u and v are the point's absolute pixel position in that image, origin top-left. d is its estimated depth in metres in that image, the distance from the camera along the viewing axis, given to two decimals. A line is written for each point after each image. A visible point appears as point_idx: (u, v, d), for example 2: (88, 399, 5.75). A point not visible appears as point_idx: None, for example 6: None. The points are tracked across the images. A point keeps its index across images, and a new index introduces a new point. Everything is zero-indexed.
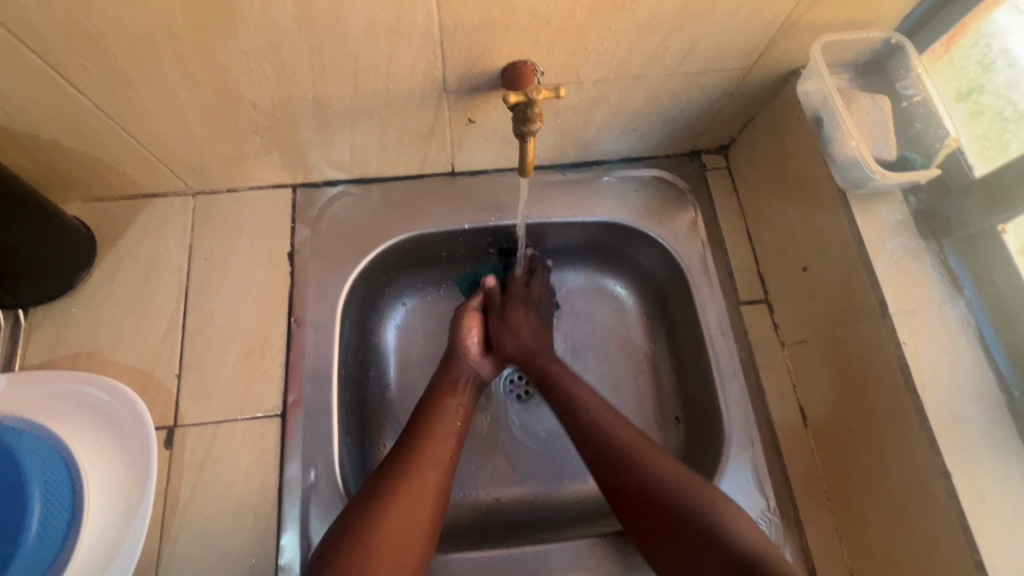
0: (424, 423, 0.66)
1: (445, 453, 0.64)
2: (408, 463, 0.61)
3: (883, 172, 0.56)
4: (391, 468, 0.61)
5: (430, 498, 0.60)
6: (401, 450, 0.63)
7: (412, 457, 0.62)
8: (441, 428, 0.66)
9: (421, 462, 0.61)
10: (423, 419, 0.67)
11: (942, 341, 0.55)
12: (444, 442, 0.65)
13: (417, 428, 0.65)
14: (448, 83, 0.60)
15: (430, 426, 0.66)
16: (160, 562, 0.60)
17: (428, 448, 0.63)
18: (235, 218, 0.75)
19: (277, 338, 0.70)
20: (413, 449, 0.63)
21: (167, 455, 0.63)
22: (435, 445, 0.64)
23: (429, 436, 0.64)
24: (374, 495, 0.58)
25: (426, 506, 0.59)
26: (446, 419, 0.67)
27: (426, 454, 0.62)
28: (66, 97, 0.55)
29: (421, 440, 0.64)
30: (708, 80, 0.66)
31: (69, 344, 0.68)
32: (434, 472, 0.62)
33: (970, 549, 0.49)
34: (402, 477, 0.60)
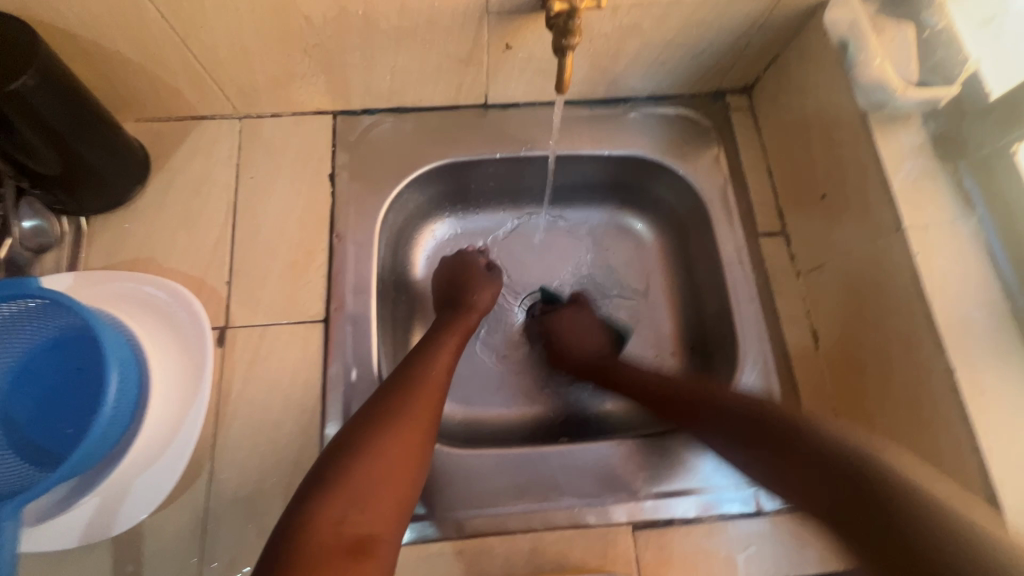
0: (415, 366, 0.64)
1: (439, 394, 0.62)
2: (402, 400, 0.59)
3: (905, 88, 0.60)
4: (373, 415, 0.58)
5: (424, 437, 0.59)
6: (391, 389, 0.61)
7: (406, 396, 0.60)
8: (434, 371, 0.64)
9: (415, 402, 0.60)
10: (413, 363, 0.64)
11: (954, 254, 0.58)
12: (437, 386, 0.63)
13: (408, 371, 0.63)
14: (490, 2, 0.63)
15: (422, 370, 0.64)
16: (215, 444, 0.65)
17: (422, 389, 0.61)
18: (279, 141, 0.79)
19: (319, 252, 0.74)
20: (408, 388, 0.61)
21: (220, 352, 0.69)
22: (430, 381, 0.63)
23: (421, 379, 0.62)
24: (368, 430, 0.56)
25: (421, 446, 0.58)
26: (439, 363, 0.65)
27: (420, 393, 0.61)
28: (134, 4, 0.59)
29: (415, 381, 0.62)
30: (739, 9, 0.68)
31: (127, 250, 0.73)
32: (428, 412, 0.60)
33: (970, 439, 0.53)
34: (398, 414, 0.58)
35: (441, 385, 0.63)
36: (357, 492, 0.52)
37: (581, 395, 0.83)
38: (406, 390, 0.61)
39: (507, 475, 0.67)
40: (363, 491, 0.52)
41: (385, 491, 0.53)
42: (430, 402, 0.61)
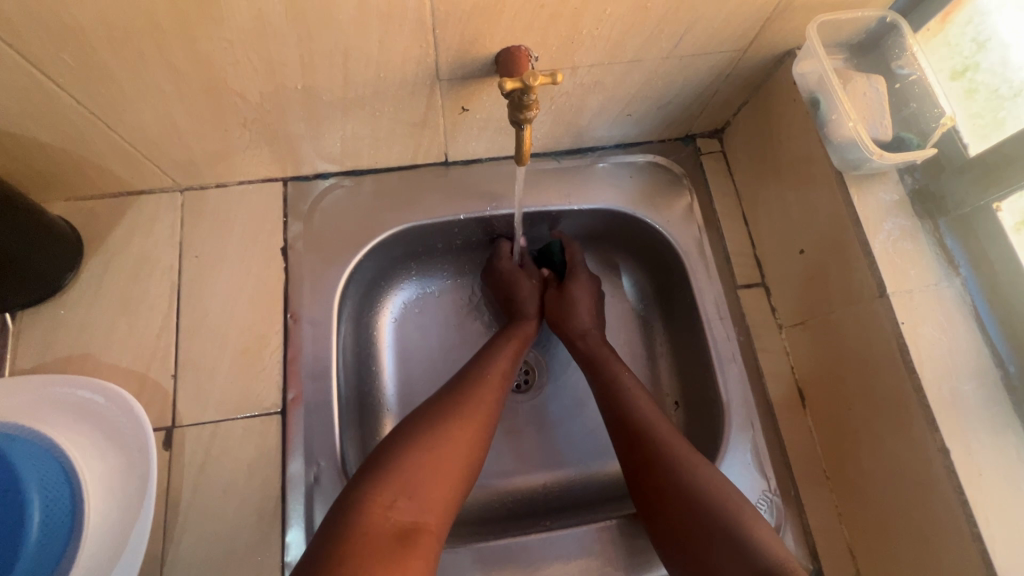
0: (475, 369, 0.65)
1: (495, 396, 0.63)
2: (462, 397, 0.61)
3: (882, 153, 0.56)
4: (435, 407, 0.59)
5: (478, 440, 0.59)
6: (450, 394, 0.61)
7: (461, 398, 0.61)
8: (492, 374, 0.65)
9: (472, 405, 0.60)
10: (470, 367, 0.65)
11: (939, 320, 0.55)
12: (495, 393, 0.63)
13: (467, 375, 0.64)
14: (441, 70, 0.59)
15: (480, 373, 0.64)
16: (164, 562, 0.60)
17: (480, 390, 0.62)
18: (226, 213, 0.73)
19: (273, 335, 0.69)
20: (464, 391, 0.62)
21: (167, 456, 0.63)
22: (491, 381, 0.64)
23: (481, 381, 0.63)
24: (424, 427, 0.57)
25: (473, 448, 0.58)
26: (498, 366, 0.66)
27: (481, 393, 0.62)
28: (45, 93, 0.53)
29: (474, 384, 0.63)
30: (703, 63, 0.65)
31: (60, 346, 0.67)
32: (484, 416, 0.60)
33: (969, 523, 0.50)
34: (454, 414, 0.59)
35: (497, 388, 0.64)
36: (409, 479, 0.52)
37: (565, 461, 0.79)
38: (464, 391, 0.62)
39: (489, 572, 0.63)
40: (415, 481, 0.52)
41: (435, 487, 0.53)
42: (487, 404, 0.61)
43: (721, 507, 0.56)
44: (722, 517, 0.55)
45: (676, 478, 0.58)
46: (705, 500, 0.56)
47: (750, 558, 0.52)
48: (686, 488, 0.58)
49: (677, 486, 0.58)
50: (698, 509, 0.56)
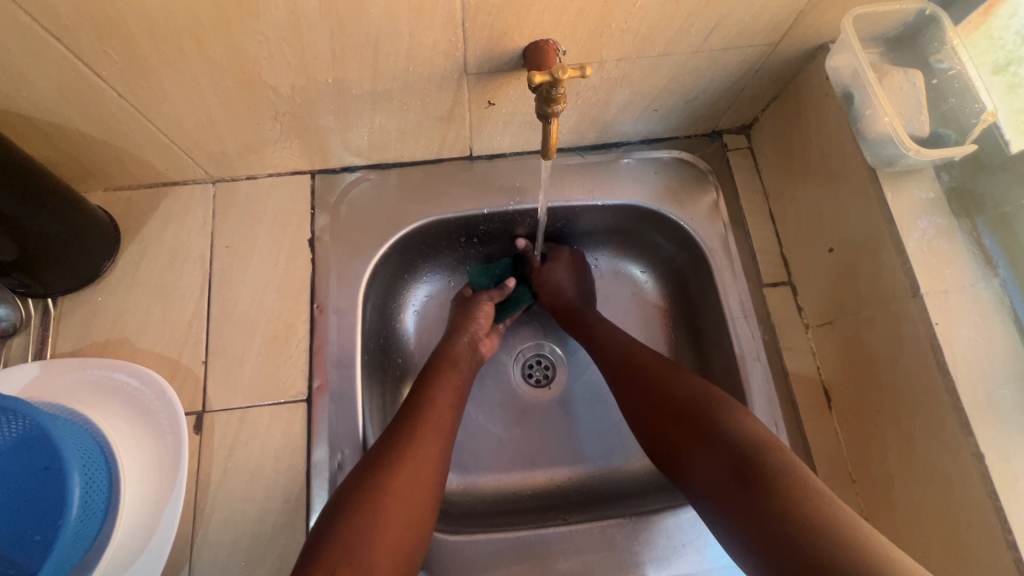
0: (416, 411, 0.63)
1: (440, 438, 0.62)
2: (404, 444, 0.59)
3: (918, 149, 0.55)
4: (375, 457, 0.58)
5: (425, 486, 0.58)
6: (392, 437, 0.60)
7: (405, 442, 0.59)
8: (434, 414, 0.63)
9: (414, 448, 0.59)
10: (416, 404, 0.64)
11: (975, 322, 0.54)
12: (437, 433, 0.62)
13: (409, 415, 0.63)
14: (469, 64, 0.59)
15: (420, 415, 0.63)
16: (194, 542, 0.61)
17: (421, 432, 0.61)
18: (256, 205, 0.75)
19: (300, 325, 0.70)
20: (406, 434, 0.60)
21: (197, 440, 0.65)
22: (430, 421, 0.62)
23: (421, 423, 0.62)
24: (366, 482, 0.56)
25: (421, 494, 0.57)
26: (439, 406, 0.64)
27: (420, 437, 0.60)
28: (89, 85, 0.55)
29: (414, 426, 0.61)
30: (733, 56, 0.64)
31: (98, 331, 0.69)
32: (428, 460, 0.59)
33: (1002, 530, 0.48)
34: (395, 462, 0.57)
35: (440, 429, 0.62)
36: (355, 543, 0.52)
37: (582, 456, 0.79)
38: (406, 433, 0.60)
39: (507, 563, 0.64)
40: (360, 542, 0.52)
41: (383, 543, 0.53)
42: (430, 447, 0.60)
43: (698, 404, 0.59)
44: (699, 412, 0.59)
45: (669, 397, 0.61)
46: (694, 406, 0.59)
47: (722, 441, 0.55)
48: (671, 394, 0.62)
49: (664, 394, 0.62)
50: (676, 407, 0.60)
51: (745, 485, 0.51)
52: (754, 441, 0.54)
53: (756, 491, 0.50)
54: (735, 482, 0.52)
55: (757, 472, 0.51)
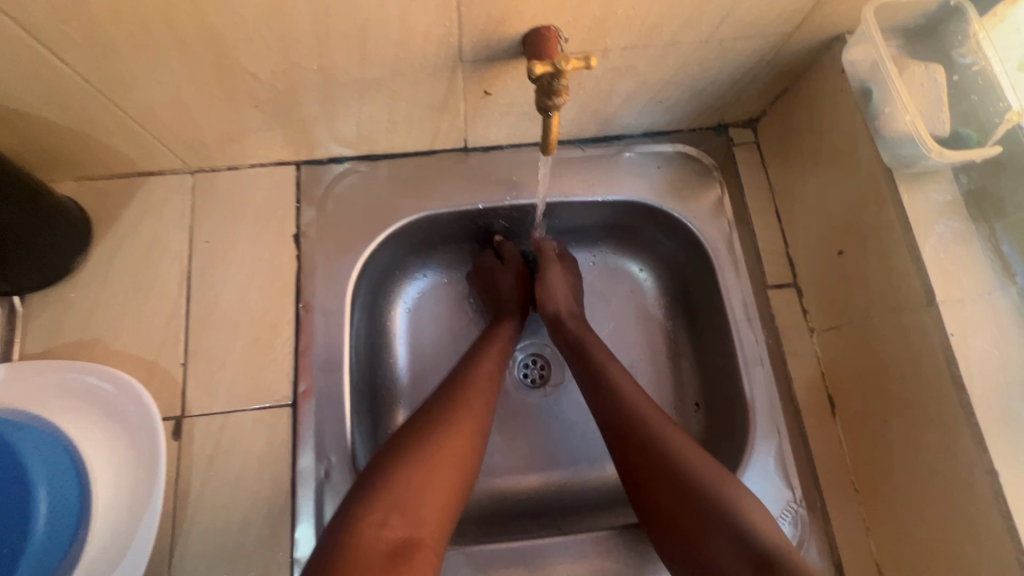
0: (461, 378, 0.63)
1: (484, 402, 0.61)
2: (450, 405, 0.59)
3: (940, 150, 0.52)
4: (422, 417, 0.58)
5: (471, 447, 0.57)
6: (438, 401, 0.60)
7: (453, 404, 0.59)
8: (479, 380, 0.63)
9: (460, 409, 0.59)
10: (462, 372, 0.64)
11: (993, 332, 0.51)
12: (483, 397, 0.61)
13: (456, 379, 0.63)
14: (464, 51, 0.55)
15: (468, 378, 0.63)
16: (173, 553, 0.59)
17: (469, 398, 0.60)
18: (237, 198, 0.71)
19: (285, 325, 0.67)
20: (452, 398, 0.60)
21: (176, 447, 0.62)
22: (476, 385, 0.62)
23: (469, 388, 0.61)
24: (414, 436, 0.55)
25: (467, 451, 0.56)
26: (483, 373, 0.64)
27: (468, 399, 0.60)
28: (50, 68, 0.51)
29: (459, 391, 0.61)
30: (745, 46, 0.60)
31: (69, 331, 0.65)
32: (475, 421, 0.59)
33: (1015, 551, 0.47)
34: (445, 423, 0.56)
35: (487, 392, 0.62)
36: (401, 497, 0.50)
37: (578, 459, 0.77)
38: (452, 396, 0.60)
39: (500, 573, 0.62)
40: (409, 496, 0.50)
41: (429, 498, 0.51)
42: (475, 409, 0.60)
43: (703, 483, 0.54)
44: (704, 496, 0.53)
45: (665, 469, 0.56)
46: (701, 490, 0.54)
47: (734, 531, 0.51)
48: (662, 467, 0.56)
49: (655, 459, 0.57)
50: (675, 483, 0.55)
51: None
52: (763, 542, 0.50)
53: None
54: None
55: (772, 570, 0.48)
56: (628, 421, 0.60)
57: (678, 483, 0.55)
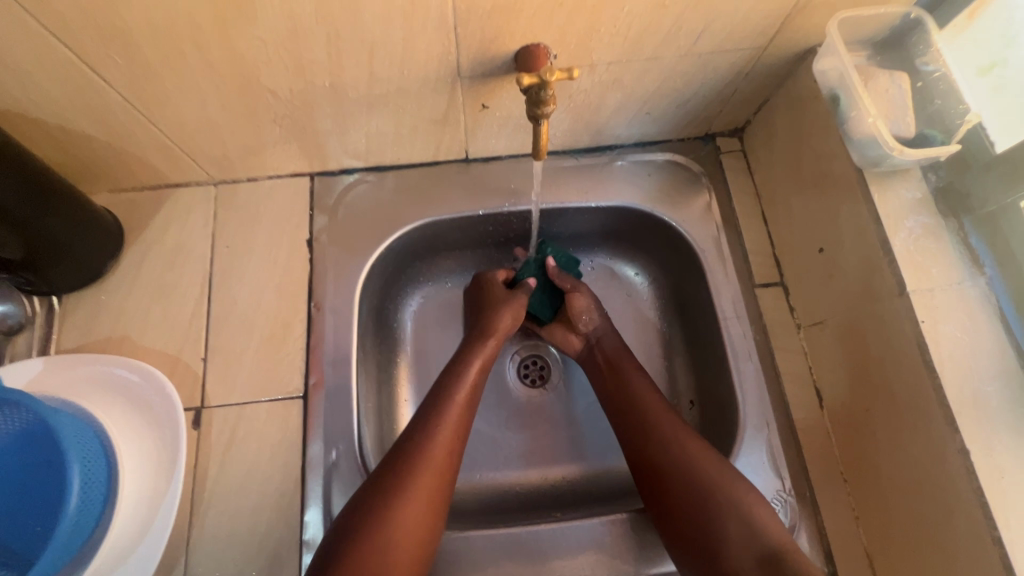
0: (417, 440, 0.61)
1: (440, 479, 0.60)
2: (404, 471, 0.59)
3: (902, 149, 0.56)
4: (377, 484, 0.58)
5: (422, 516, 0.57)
6: (393, 466, 0.59)
7: (406, 473, 0.59)
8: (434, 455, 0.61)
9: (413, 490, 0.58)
10: (420, 429, 0.63)
11: (961, 319, 0.54)
12: (440, 466, 0.61)
13: (413, 436, 0.62)
14: (462, 68, 0.61)
15: (425, 439, 0.61)
16: (190, 534, 0.63)
17: (425, 464, 0.60)
18: (256, 207, 0.77)
19: (297, 323, 0.72)
20: (407, 467, 0.59)
21: (196, 435, 0.66)
22: (434, 453, 0.61)
23: (427, 448, 0.61)
24: (367, 509, 0.56)
25: (419, 522, 0.57)
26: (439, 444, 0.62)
27: (422, 466, 0.59)
28: (94, 88, 0.57)
29: (416, 459, 0.60)
30: (722, 60, 0.65)
31: (101, 329, 0.71)
32: (427, 494, 0.58)
33: (988, 526, 0.49)
34: (397, 496, 0.57)
35: (445, 455, 0.61)
36: None
37: (576, 455, 0.79)
38: (406, 473, 0.59)
39: (499, 559, 0.64)
40: (359, 573, 0.52)
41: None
42: (428, 489, 0.59)
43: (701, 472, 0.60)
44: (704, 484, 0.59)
45: (669, 465, 0.62)
46: (702, 479, 0.59)
47: (738, 524, 0.57)
48: (668, 460, 0.62)
49: (662, 454, 0.63)
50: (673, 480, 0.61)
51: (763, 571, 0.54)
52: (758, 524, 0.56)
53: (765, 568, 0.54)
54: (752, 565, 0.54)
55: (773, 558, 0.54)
56: (638, 422, 0.66)
57: (683, 478, 0.60)
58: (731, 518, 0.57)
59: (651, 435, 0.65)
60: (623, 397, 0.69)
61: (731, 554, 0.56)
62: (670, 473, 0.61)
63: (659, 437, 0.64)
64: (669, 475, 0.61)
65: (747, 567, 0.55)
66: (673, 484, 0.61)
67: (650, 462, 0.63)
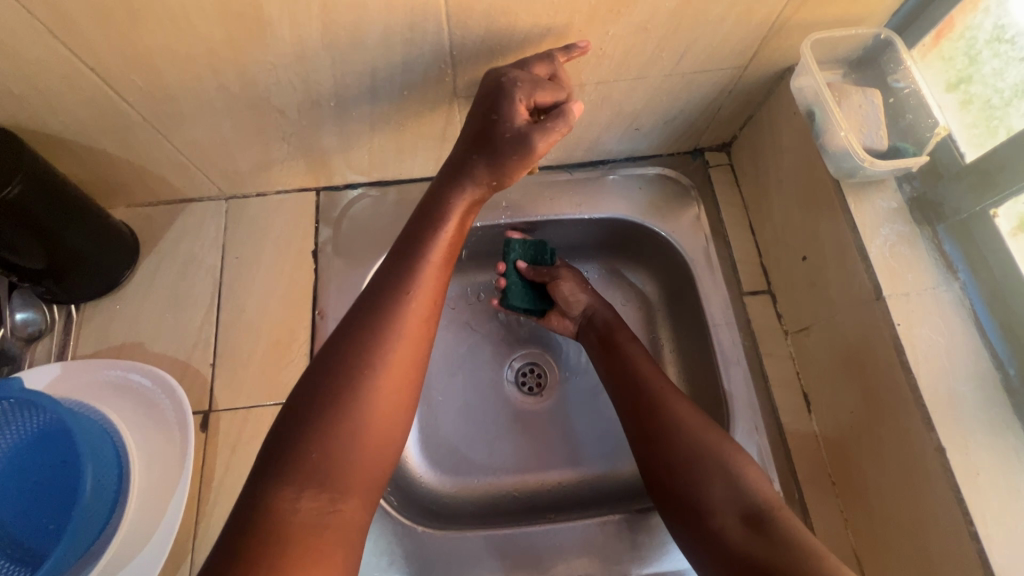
0: (376, 329, 0.53)
1: (416, 348, 0.54)
2: (368, 358, 0.52)
3: (872, 160, 0.59)
4: (342, 361, 0.51)
5: (399, 395, 0.52)
6: (351, 352, 0.52)
7: (371, 355, 0.51)
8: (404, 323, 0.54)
9: (381, 366, 0.52)
10: (380, 317, 0.54)
11: (936, 321, 0.57)
12: (413, 348, 0.54)
13: (374, 328, 0.53)
14: (459, 88, 0.65)
15: (389, 326, 0.53)
16: (197, 533, 0.65)
17: (396, 346, 0.53)
18: (264, 220, 0.81)
19: (302, 330, 0.75)
20: (373, 350, 0.52)
21: (203, 438, 0.69)
22: (403, 340, 0.53)
23: (392, 336, 0.53)
24: (331, 386, 0.50)
25: (397, 401, 0.52)
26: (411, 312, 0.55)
27: (393, 345, 0.53)
28: (117, 110, 0.62)
29: (384, 338, 0.53)
30: (705, 78, 0.69)
31: (115, 336, 0.74)
32: (403, 365, 0.53)
33: (964, 520, 0.50)
34: (367, 373, 0.51)
35: (416, 340, 0.54)
36: (315, 467, 0.47)
37: (572, 461, 0.81)
38: (372, 346, 0.52)
39: (495, 558, 0.66)
40: (330, 462, 0.48)
41: (355, 461, 0.49)
42: (398, 364, 0.53)
43: (705, 447, 0.61)
44: (708, 458, 0.60)
45: (677, 436, 0.62)
46: (706, 452, 0.61)
47: (739, 498, 0.57)
48: (673, 434, 0.63)
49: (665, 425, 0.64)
50: (680, 451, 0.62)
51: (761, 543, 0.54)
52: (764, 501, 0.57)
53: (762, 542, 0.54)
54: (750, 539, 0.55)
55: (767, 529, 0.55)
56: (645, 397, 0.67)
57: (688, 451, 0.61)
58: (732, 491, 0.58)
59: (656, 410, 0.65)
60: (624, 373, 0.70)
61: (731, 529, 0.56)
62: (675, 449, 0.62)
63: (665, 412, 0.64)
64: (675, 448, 0.62)
65: (743, 541, 0.55)
66: (677, 457, 0.61)
67: (655, 437, 0.64)
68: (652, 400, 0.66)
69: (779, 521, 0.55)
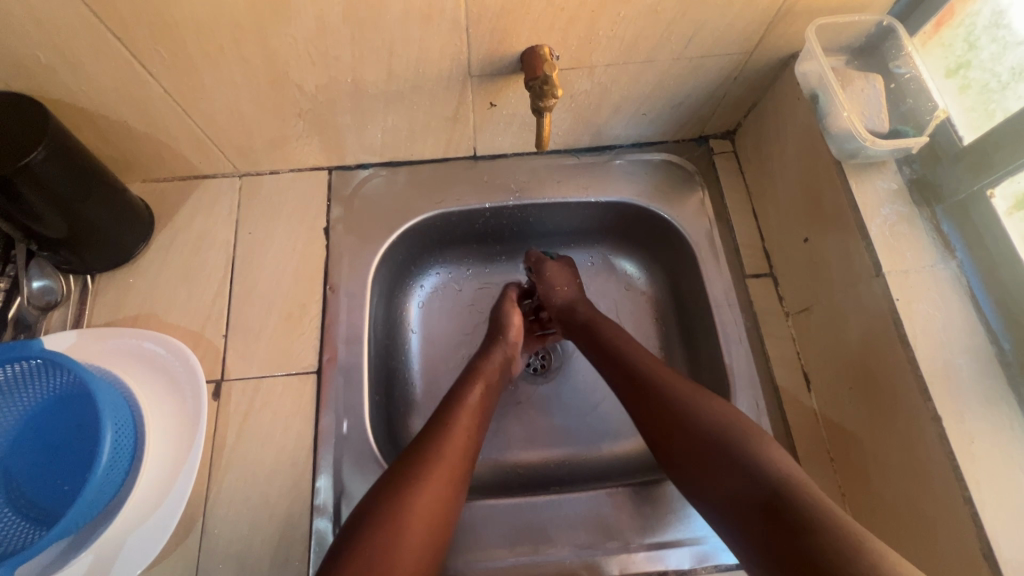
0: (436, 432, 0.62)
1: (468, 437, 0.64)
2: (430, 440, 0.61)
3: (874, 139, 0.60)
4: (411, 453, 0.60)
5: (455, 462, 0.61)
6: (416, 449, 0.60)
7: (433, 441, 0.61)
8: (450, 446, 0.61)
9: (440, 446, 0.61)
10: (439, 421, 0.64)
11: (933, 297, 0.58)
12: (463, 446, 0.62)
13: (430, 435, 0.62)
14: (472, 67, 0.67)
15: (444, 430, 0.63)
16: (208, 498, 0.66)
17: (453, 431, 0.63)
18: (277, 197, 0.82)
19: (313, 304, 0.76)
20: (434, 433, 0.62)
21: (215, 406, 0.70)
22: (454, 432, 0.63)
23: (446, 437, 0.62)
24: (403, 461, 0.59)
25: (452, 475, 0.60)
26: (455, 433, 0.63)
27: (448, 435, 0.62)
28: (140, 81, 0.63)
29: (442, 430, 0.62)
30: (712, 64, 0.71)
31: (130, 307, 0.75)
32: (458, 445, 0.62)
33: (959, 487, 0.52)
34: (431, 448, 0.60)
35: (466, 438, 0.63)
36: (389, 521, 0.53)
37: (575, 439, 0.82)
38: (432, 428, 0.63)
39: (500, 527, 0.68)
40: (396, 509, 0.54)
41: (419, 516, 0.55)
42: (455, 448, 0.62)
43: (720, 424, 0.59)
44: (720, 435, 0.58)
45: (685, 412, 0.62)
46: (718, 428, 0.59)
47: (752, 475, 0.54)
48: (676, 410, 0.62)
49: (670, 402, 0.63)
50: (687, 425, 0.61)
51: (774, 524, 0.50)
52: (780, 475, 0.53)
53: (774, 520, 0.50)
54: (764, 516, 0.51)
55: (783, 506, 0.50)
56: (643, 376, 0.67)
57: (695, 425, 0.60)
58: (744, 468, 0.55)
59: (658, 388, 0.65)
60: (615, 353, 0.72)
61: (742, 500, 0.53)
62: (677, 424, 0.61)
63: (669, 390, 0.65)
64: (679, 421, 0.61)
65: (754, 516, 0.52)
66: (682, 433, 0.61)
67: (661, 417, 0.63)
68: (654, 380, 0.66)
69: (797, 493, 0.51)
